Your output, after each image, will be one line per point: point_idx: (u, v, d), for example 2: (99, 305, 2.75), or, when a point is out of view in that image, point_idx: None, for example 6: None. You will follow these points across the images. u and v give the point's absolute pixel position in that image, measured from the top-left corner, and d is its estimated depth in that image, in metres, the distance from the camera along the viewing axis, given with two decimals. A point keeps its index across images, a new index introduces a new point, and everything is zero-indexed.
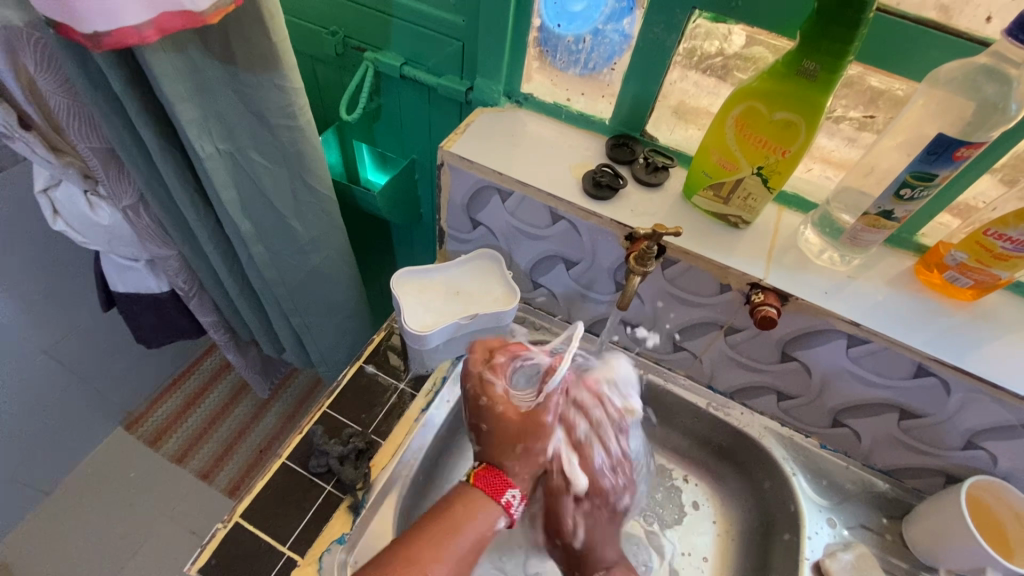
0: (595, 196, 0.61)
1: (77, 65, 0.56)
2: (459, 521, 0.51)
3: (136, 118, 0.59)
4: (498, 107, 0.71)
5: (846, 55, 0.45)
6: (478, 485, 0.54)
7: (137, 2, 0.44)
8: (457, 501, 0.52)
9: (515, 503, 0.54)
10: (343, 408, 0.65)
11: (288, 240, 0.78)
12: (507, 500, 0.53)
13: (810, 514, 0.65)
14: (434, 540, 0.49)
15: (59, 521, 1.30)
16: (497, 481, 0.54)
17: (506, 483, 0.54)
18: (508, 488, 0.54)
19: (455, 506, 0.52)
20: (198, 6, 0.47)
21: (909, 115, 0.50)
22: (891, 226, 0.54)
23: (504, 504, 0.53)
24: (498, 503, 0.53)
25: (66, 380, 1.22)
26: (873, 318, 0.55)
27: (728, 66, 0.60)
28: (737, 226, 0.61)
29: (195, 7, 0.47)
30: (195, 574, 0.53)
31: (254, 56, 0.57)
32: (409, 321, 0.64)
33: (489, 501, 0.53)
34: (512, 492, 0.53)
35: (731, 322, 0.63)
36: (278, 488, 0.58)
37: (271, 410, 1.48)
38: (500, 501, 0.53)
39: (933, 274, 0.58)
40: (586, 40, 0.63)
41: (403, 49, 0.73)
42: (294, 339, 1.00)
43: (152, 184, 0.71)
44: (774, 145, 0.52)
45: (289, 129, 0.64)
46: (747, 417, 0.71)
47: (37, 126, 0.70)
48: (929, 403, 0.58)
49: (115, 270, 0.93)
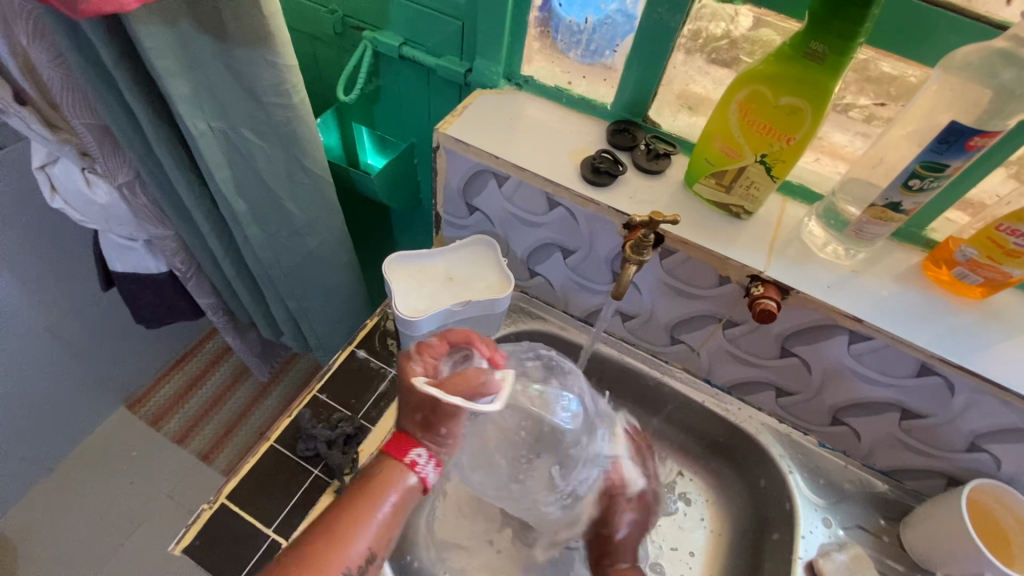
0: (594, 182, 0.59)
1: (68, 37, 0.55)
2: (368, 490, 0.48)
3: (128, 93, 0.58)
4: (497, 89, 0.69)
5: (856, 37, 0.43)
6: (385, 451, 0.51)
7: None
8: (369, 474, 0.49)
9: (422, 463, 0.50)
10: (333, 391, 0.64)
11: (283, 221, 0.77)
12: (413, 459, 0.49)
13: (805, 513, 0.64)
14: (351, 513, 0.47)
15: (61, 497, 1.32)
16: (401, 442, 0.50)
17: (412, 443, 0.50)
18: (413, 447, 0.50)
19: (365, 479, 0.49)
20: None
21: (920, 103, 0.48)
22: (898, 219, 0.51)
23: (409, 464, 0.49)
24: (403, 465, 0.49)
25: (68, 359, 1.23)
26: (876, 314, 0.53)
27: (735, 49, 0.57)
28: (739, 217, 0.59)
29: None
30: (179, 553, 0.53)
31: (247, 32, 0.56)
32: (399, 306, 0.63)
33: (396, 470, 0.49)
34: (417, 452, 0.50)
35: (730, 315, 0.61)
36: (266, 470, 0.58)
37: (272, 393, 1.49)
38: (405, 462, 0.49)
39: (941, 271, 0.56)
40: (588, 21, 0.61)
41: (401, 29, 0.72)
42: (291, 322, 1.00)
43: (146, 161, 0.70)
44: (778, 132, 0.50)
45: (282, 107, 0.63)
46: (745, 413, 0.70)
47: (32, 102, 0.69)
48: (932, 402, 0.56)
49: (113, 249, 0.93)
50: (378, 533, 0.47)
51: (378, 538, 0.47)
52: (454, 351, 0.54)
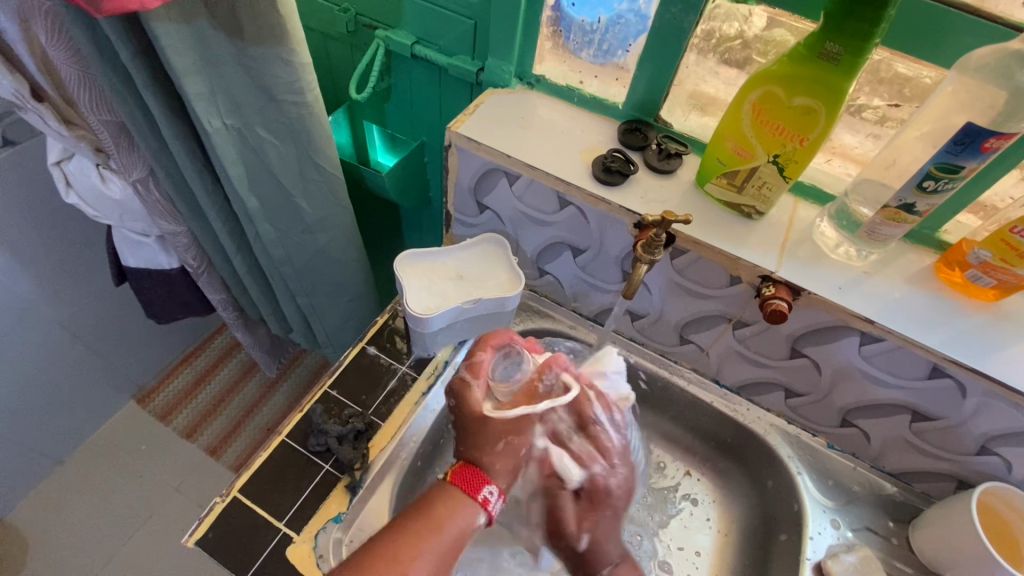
0: (606, 182, 0.59)
1: (87, 34, 0.56)
2: (439, 519, 0.50)
3: (145, 90, 0.59)
4: (509, 88, 0.69)
5: (872, 38, 0.43)
6: (455, 483, 0.53)
7: None
8: (435, 500, 0.51)
9: (493, 500, 0.52)
10: (343, 388, 0.64)
11: (295, 218, 0.78)
12: (484, 497, 0.52)
13: (814, 514, 0.64)
14: (414, 535, 0.48)
15: (71, 489, 1.34)
16: (473, 476, 0.53)
17: (481, 479, 0.52)
18: (486, 484, 0.52)
19: (432, 505, 0.51)
20: None
21: (935, 104, 0.48)
22: (911, 220, 0.51)
23: (481, 500, 0.52)
24: (474, 501, 0.52)
25: (79, 353, 1.24)
26: (887, 315, 0.53)
27: (748, 49, 0.57)
28: (750, 217, 0.59)
29: None
30: (192, 545, 0.53)
31: (262, 30, 0.56)
32: (411, 304, 0.63)
33: (463, 498, 0.52)
34: (489, 489, 0.52)
35: (740, 315, 0.61)
36: (278, 464, 0.58)
37: (279, 389, 1.50)
38: (477, 497, 0.52)
39: (954, 273, 0.56)
40: (601, 21, 0.61)
41: (414, 28, 0.72)
42: (301, 318, 1.00)
43: (161, 158, 0.71)
44: (791, 132, 0.50)
45: (295, 105, 0.63)
46: (753, 413, 0.70)
47: (49, 98, 0.70)
48: (943, 405, 0.56)
49: (126, 245, 0.93)
50: (436, 563, 0.49)
51: (436, 567, 0.49)
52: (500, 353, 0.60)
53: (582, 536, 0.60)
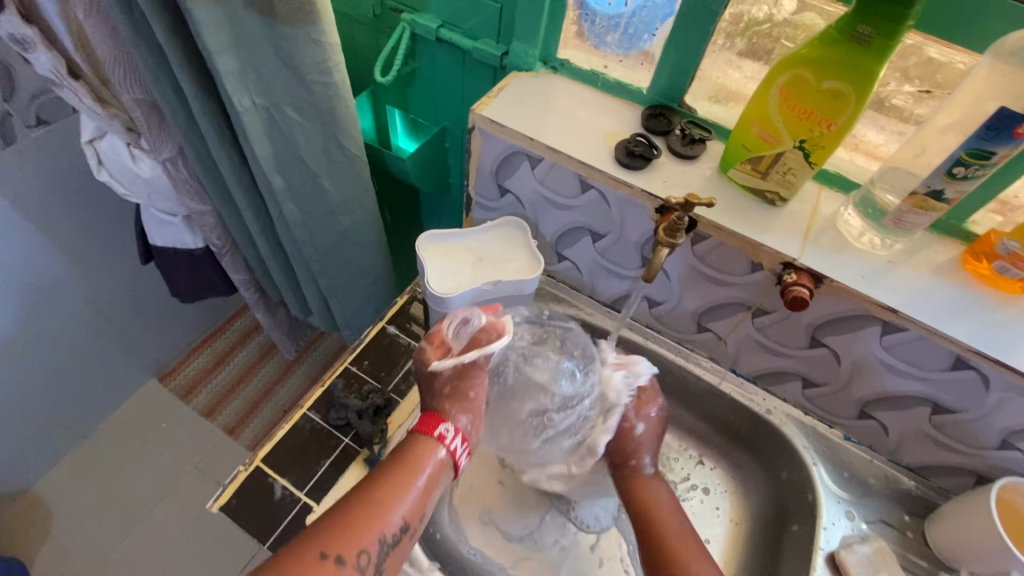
0: (628, 165, 0.59)
1: (123, 12, 0.57)
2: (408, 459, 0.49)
3: (177, 68, 0.60)
4: (533, 72, 0.70)
5: (906, 21, 0.42)
6: (417, 429, 0.52)
7: None
8: (401, 447, 0.50)
9: (450, 436, 0.51)
10: (363, 364, 0.66)
11: (318, 199, 0.79)
12: (441, 433, 0.51)
13: (828, 505, 0.63)
14: (389, 480, 0.47)
15: (95, 462, 1.38)
16: (429, 418, 0.52)
17: (439, 419, 0.52)
18: (440, 422, 0.51)
19: (398, 451, 0.50)
20: None
21: (968, 90, 0.47)
22: (939, 208, 0.51)
23: (438, 436, 0.51)
24: (434, 438, 0.51)
25: (104, 330, 1.27)
26: (911, 305, 0.53)
27: (777, 34, 0.57)
28: (774, 204, 0.58)
29: None
30: (216, 510, 0.55)
31: (293, 9, 0.57)
32: (432, 282, 0.63)
33: (430, 443, 0.50)
34: (444, 425, 0.51)
35: (760, 303, 0.61)
36: (299, 436, 0.59)
37: (296, 371, 1.52)
38: (434, 434, 0.51)
39: (981, 264, 0.55)
40: (627, 5, 0.61)
41: (439, 11, 0.73)
42: (321, 300, 1.02)
43: (190, 136, 0.73)
44: (819, 117, 0.50)
45: (323, 85, 0.64)
46: (770, 403, 0.69)
47: (84, 76, 0.72)
48: (966, 398, 0.55)
49: (153, 223, 0.96)
50: (412, 504, 0.47)
51: (413, 508, 0.47)
52: (452, 318, 0.55)
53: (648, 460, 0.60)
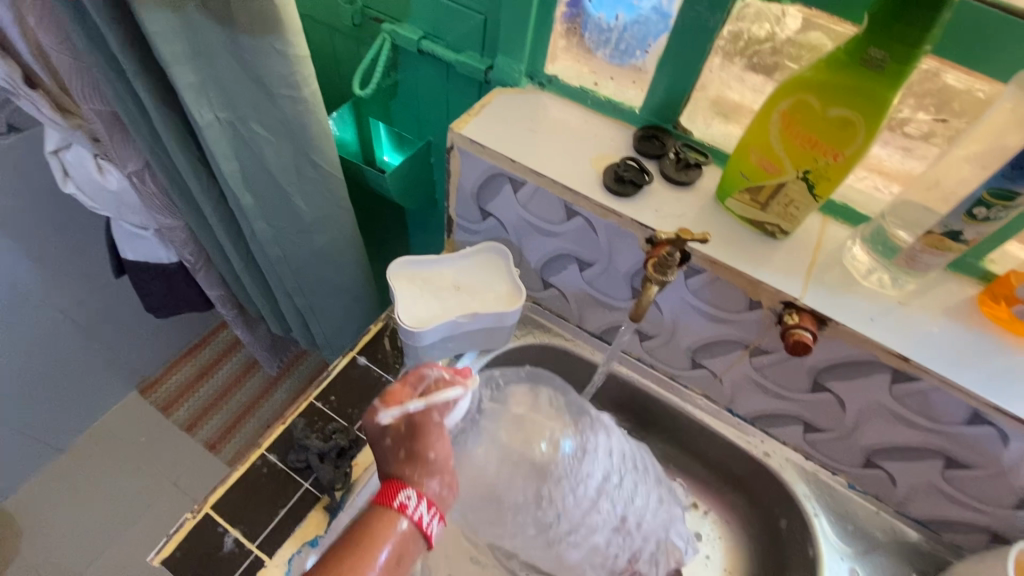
0: (616, 192, 0.55)
1: (74, 19, 0.53)
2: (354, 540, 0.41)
3: (134, 80, 0.56)
4: (519, 88, 0.65)
5: (923, 45, 0.38)
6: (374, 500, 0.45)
7: None
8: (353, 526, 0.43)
9: (413, 504, 0.44)
10: (330, 401, 0.61)
11: (292, 217, 0.74)
12: (401, 502, 0.43)
13: (830, 562, 0.59)
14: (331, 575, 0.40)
15: (68, 478, 1.33)
16: (387, 487, 0.45)
17: (399, 485, 0.44)
18: (400, 489, 0.44)
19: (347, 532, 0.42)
20: None
21: (992, 120, 0.43)
22: (957, 248, 0.46)
23: (398, 508, 0.43)
24: (392, 510, 0.43)
25: (80, 342, 1.23)
26: (924, 353, 0.48)
27: (779, 53, 0.52)
28: (774, 237, 0.54)
29: None
30: (159, 564, 0.50)
31: (255, 19, 0.52)
32: (403, 313, 0.58)
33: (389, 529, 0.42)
34: (405, 493, 0.43)
35: (759, 342, 0.56)
36: (255, 479, 0.55)
37: (281, 386, 1.47)
38: (392, 506, 0.43)
39: (1000, 307, 0.50)
40: (619, 19, 0.57)
41: (421, 22, 0.69)
42: (300, 319, 0.98)
43: (154, 149, 0.69)
44: (825, 147, 0.45)
45: (292, 100, 0.60)
46: (769, 446, 0.65)
47: (44, 86, 0.69)
48: (983, 454, 0.50)
49: (124, 237, 0.92)
50: None
51: None
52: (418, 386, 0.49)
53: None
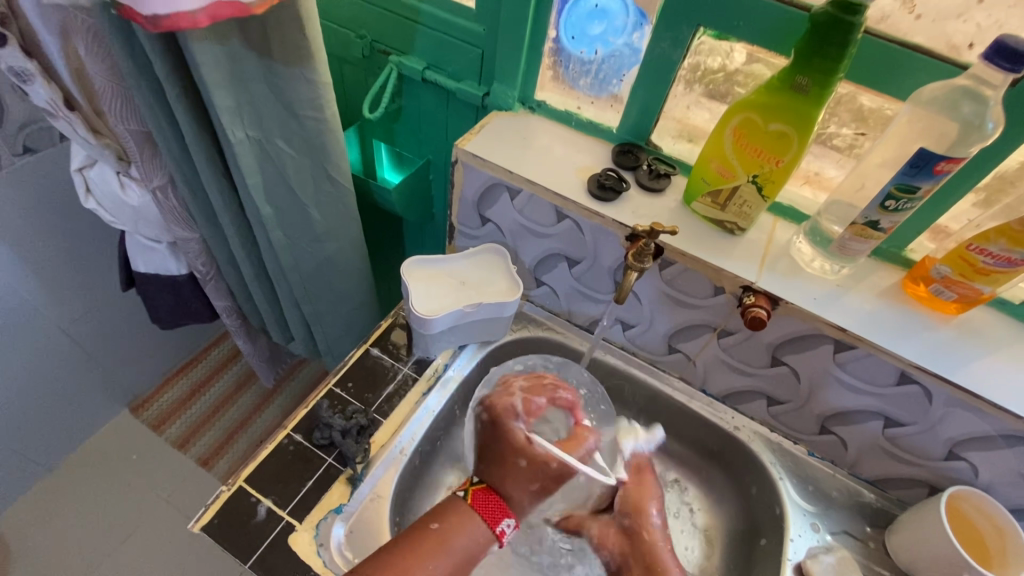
0: (600, 197, 0.64)
1: (126, 49, 0.61)
2: (449, 541, 0.52)
3: (175, 102, 0.64)
4: (512, 111, 0.75)
5: (836, 73, 0.49)
6: (478, 509, 0.55)
7: None
8: (448, 520, 0.54)
9: (508, 532, 0.56)
10: (348, 387, 0.67)
11: (306, 227, 0.81)
12: (502, 529, 0.55)
13: (794, 517, 0.66)
14: (419, 546, 0.52)
15: (57, 498, 1.32)
16: (497, 507, 0.55)
17: (504, 514, 0.55)
18: (505, 518, 0.55)
19: (443, 526, 0.53)
20: None
21: (895, 132, 0.53)
22: (877, 236, 0.56)
23: (497, 532, 0.55)
24: (491, 532, 0.54)
25: (77, 358, 1.25)
26: (859, 325, 0.58)
27: (731, 81, 0.63)
28: (733, 233, 0.64)
29: None
30: (198, 530, 0.56)
31: (289, 51, 0.61)
32: (416, 305, 0.66)
33: (475, 517, 0.54)
34: (507, 523, 0.55)
35: (725, 325, 0.65)
36: (282, 456, 0.61)
37: (273, 401, 1.51)
38: (495, 529, 0.54)
39: (919, 287, 0.60)
40: (598, 53, 0.67)
41: (425, 54, 0.78)
42: (304, 327, 1.04)
43: (181, 166, 0.76)
44: (768, 155, 0.55)
45: (315, 120, 0.68)
46: (738, 420, 0.73)
47: (80, 108, 0.75)
48: (913, 410, 0.60)
49: (137, 250, 0.97)
50: None
51: None
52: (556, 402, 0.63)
53: (655, 511, 0.63)
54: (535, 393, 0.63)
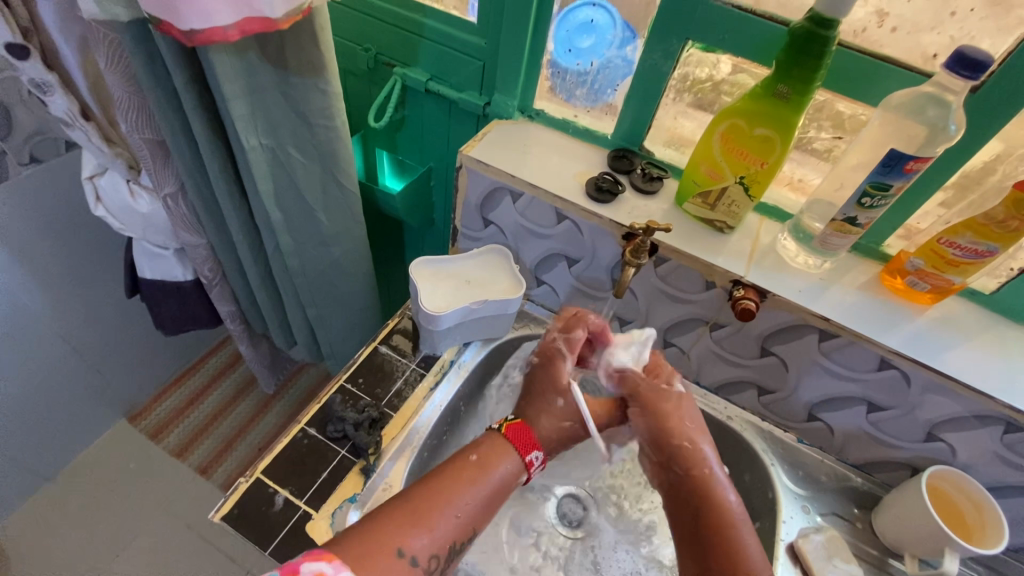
0: (597, 199, 0.68)
1: (147, 61, 0.64)
2: (484, 471, 0.53)
3: (191, 111, 0.67)
4: (512, 119, 0.79)
5: (813, 81, 0.53)
6: (510, 439, 0.56)
7: (227, 7, 0.51)
8: (484, 450, 0.54)
9: (536, 465, 0.57)
10: (358, 383, 0.70)
11: (314, 232, 0.84)
12: (531, 459, 0.56)
13: (786, 501, 0.70)
14: (461, 478, 0.51)
15: (55, 508, 1.32)
16: (526, 437, 0.57)
17: (533, 447, 0.56)
18: (534, 449, 0.56)
19: (480, 455, 0.54)
20: (274, 13, 0.54)
21: (868, 136, 0.58)
22: (856, 232, 0.60)
23: (527, 462, 0.56)
24: (523, 460, 0.55)
25: (78, 366, 1.26)
26: (841, 314, 0.62)
27: (717, 90, 0.67)
28: (722, 231, 0.68)
29: (272, 14, 0.53)
30: (218, 520, 0.58)
31: (303, 62, 0.65)
32: (424, 302, 0.69)
33: (510, 451, 0.55)
34: (536, 455, 0.56)
35: (716, 318, 0.69)
36: (298, 449, 0.63)
37: (273, 409, 1.52)
38: (525, 458, 0.55)
39: (896, 279, 0.65)
40: (594, 65, 0.72)
41: (428, 67, 0.82)
42: (308, 331, 1.06)
43: (193, 173, 0.78)
44: (754, 157, 0.60)
45: (326, 128, 0.71)
46: (730, 411, 0.77)
47: (95, 118, 0.78)
48: (893, 395, 0.64)
49: (144, 257, 0.99)
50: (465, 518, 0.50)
51: (465, 518, 0.50)
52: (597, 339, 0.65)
53: (716, 465, 0.55)
54: (572, 330, 0.64)
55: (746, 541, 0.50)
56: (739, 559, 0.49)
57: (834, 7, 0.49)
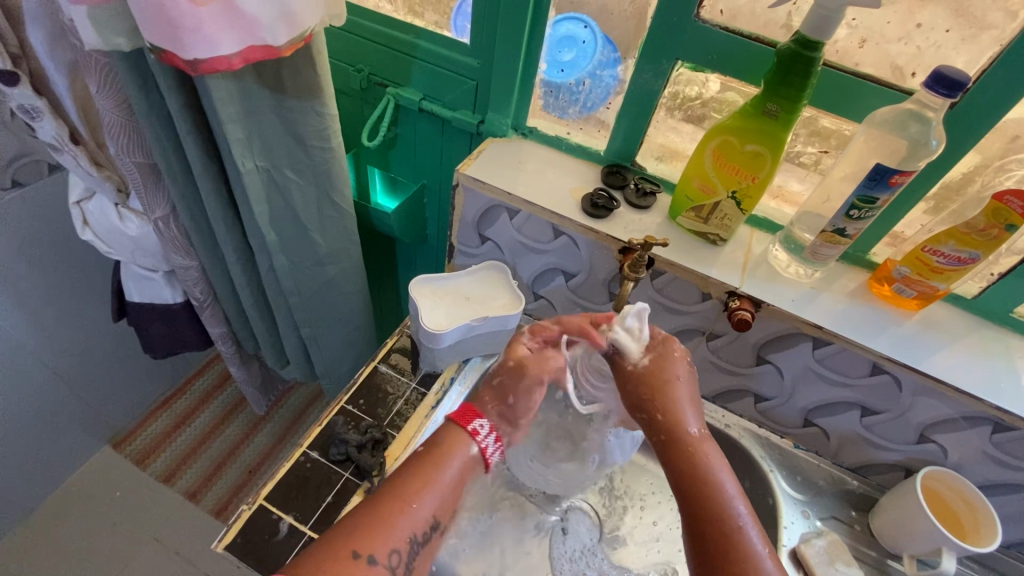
0: (593, 214, 0.69)
1: (140, 87, 0.63)
2: (441, 457, 0.53)
3: (185, 135, 0.67)
4: (506, 137, 0.80)
5: (800, 100, 0.55)
6: (452, 419, 0.56)
7: (232, 36, 0.53)
8: (435, 441, 0.54)
9: (483, 433, 0.55)
10: (359, 404, 0.70)
11: (308, 252, 0.84)
12: (475, 429, 0.55)
13: (786, 507, 0.71)
14: (421, 474, 0.51)
15: (37, 540, 1.28)
16: (465, 412, 0.56)
17: (474, 416, 0.56)
18: (476, 418, 0.55)
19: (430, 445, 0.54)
20: (277, 41, 0.55)
21: (853, 151, 0.60)
22: (845, 242, 0.63)
23: (471, 432, 0.55)
24: (467, 434, 0.55)
25: (61, 393, 1.23)
26: (833, 322, 0.64)
27: (706, 108, 0.70)
28: (715, 243, 0.69)
29: (275, 42, 0.55)
30: (221, 550, 0.57)
31: (300, 85, 0.65)
32: (424, 320, 0.69)
33: (460, 434, 0.55)
34: (480, 422, 0.55)
35: (713, 328, 0.71)
36: (300, 474, 0.62)
37: (263, 430, 1.50)
38: (467, 429, 0.55)
39: (883, 287, 0.67)
40: (585, 82, 0.73)
41: (421, 86, 0.83)
42: (301, 350, 1.05)
43: (186, 196, 0.78)
44: (745, 173, 0.61)
45: (322, 150, 0.72)
46: (728, 419, 0.78)
47: (84, 142, 0.77)
48: (886, 399, 0.65)
49: (133, 280, 0.97)
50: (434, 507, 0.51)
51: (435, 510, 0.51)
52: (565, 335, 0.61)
53: (692, 422, 0.54)
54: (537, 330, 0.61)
55: (730, 502, 0.50)
56: (717, 515, 0.49)
57: (818, 30, 0.51)
